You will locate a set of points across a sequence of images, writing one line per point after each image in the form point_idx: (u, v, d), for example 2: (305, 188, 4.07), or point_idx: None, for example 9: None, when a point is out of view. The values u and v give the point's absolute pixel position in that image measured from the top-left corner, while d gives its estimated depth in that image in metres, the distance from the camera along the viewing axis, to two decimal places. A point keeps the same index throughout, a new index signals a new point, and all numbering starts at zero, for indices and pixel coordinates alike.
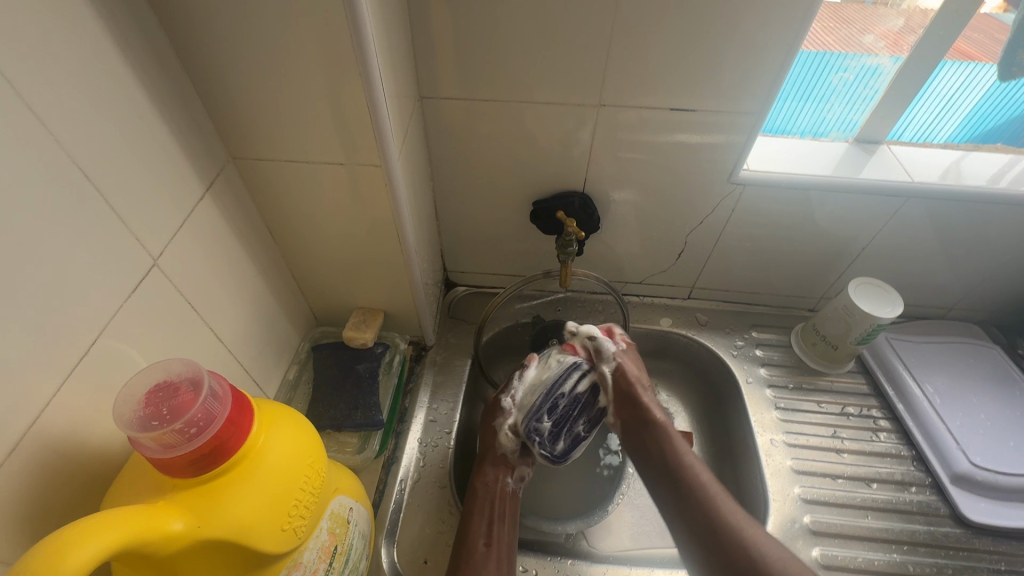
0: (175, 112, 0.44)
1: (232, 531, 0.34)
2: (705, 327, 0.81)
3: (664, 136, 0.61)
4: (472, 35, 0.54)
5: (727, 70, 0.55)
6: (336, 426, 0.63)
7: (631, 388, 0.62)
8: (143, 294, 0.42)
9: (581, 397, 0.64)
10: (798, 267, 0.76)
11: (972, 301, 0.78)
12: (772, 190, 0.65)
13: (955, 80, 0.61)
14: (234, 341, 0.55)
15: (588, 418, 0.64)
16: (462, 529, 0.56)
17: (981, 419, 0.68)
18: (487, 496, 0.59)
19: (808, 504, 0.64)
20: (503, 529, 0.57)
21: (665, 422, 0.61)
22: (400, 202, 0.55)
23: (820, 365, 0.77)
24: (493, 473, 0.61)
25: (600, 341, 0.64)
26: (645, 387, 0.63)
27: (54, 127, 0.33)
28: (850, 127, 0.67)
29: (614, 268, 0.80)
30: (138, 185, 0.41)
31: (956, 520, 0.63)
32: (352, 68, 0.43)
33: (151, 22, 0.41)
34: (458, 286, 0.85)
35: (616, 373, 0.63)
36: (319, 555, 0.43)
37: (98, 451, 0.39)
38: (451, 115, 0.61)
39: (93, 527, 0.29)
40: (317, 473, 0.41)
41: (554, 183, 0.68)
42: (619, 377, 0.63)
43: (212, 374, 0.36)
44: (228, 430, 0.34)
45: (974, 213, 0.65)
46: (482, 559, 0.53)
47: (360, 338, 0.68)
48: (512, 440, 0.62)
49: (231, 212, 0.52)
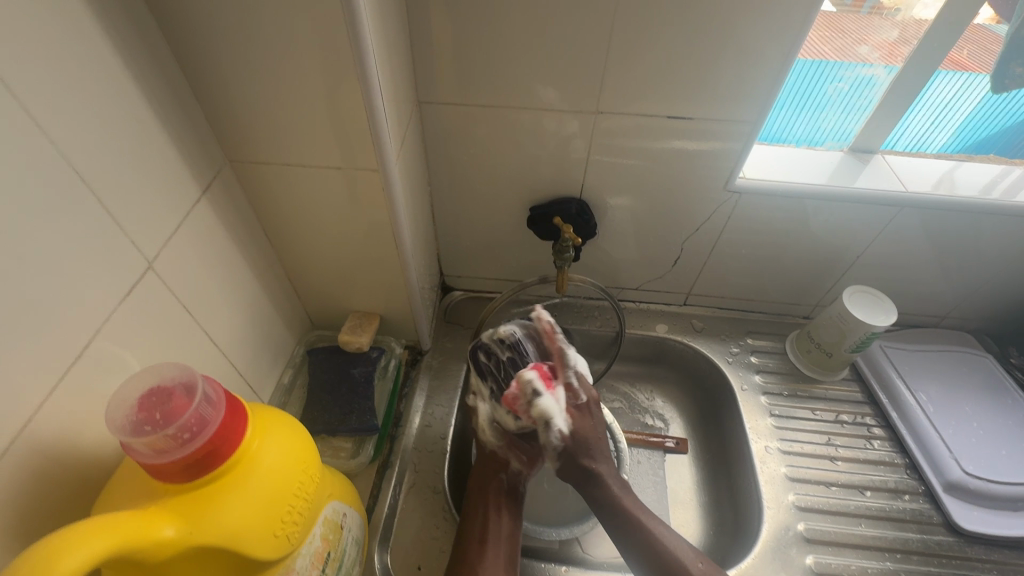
0: (171, 115, 0.44)
1: (227, 537, 0.34)
2: (700, 333, 0.82)
3: (660, 143, 0.61)
4: (470, 41, 0.54)
5: (723, 80, 0.55)
6: (330, 431, 0.63)
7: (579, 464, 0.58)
8: (138, 297, 0.42)
9: (492, 393, 0.63)
10: (792, 275, 0.77)
11: (964, 309, 0.79)
12: (767, 199, 0.65)
13: (949, 89, 0.62)
14: (228, 344, 0.54)
15: (484, 349, 0.64)
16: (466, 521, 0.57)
17: (973, 427, 0.69)
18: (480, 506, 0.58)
19: (802, 512, 0.64)
20: (501, 520, 0.57)
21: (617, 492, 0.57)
22: (398, 206, 0.55)
23: (814, 372, 0.77)
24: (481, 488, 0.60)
25: (553, 427, 0.58)
26: (593, 458, 0.59)
27: (50, 127, 0.33)
28: (845, 137, 0.68)
29: (610, 274, 0.80)
30: (135, 188, 0.40)
31: (949, 529, 0.64)
32: (351, 73, 0.43)
33: (151, 25, 0.41)
34: (454, 290, 0.86)
35: (569, 450, 0.59)
36: (312, 561, 0.43)
37: (90, 457, 0.38)
38: (449, 120, 0.62)
39: (84, 534, 0.29)
40: (310, 478, 0.41)
41: (552, 189, 0.68)
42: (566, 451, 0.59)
43: (206, 378, 0.36)
44: (221, 436, 0.34)
45: (966, 224, 0.65)
46: (478, 549, 0.54)
47: (355, 343, 0.67)
48: (496, 434, 0.62)
49: (227, 215, 0.52)
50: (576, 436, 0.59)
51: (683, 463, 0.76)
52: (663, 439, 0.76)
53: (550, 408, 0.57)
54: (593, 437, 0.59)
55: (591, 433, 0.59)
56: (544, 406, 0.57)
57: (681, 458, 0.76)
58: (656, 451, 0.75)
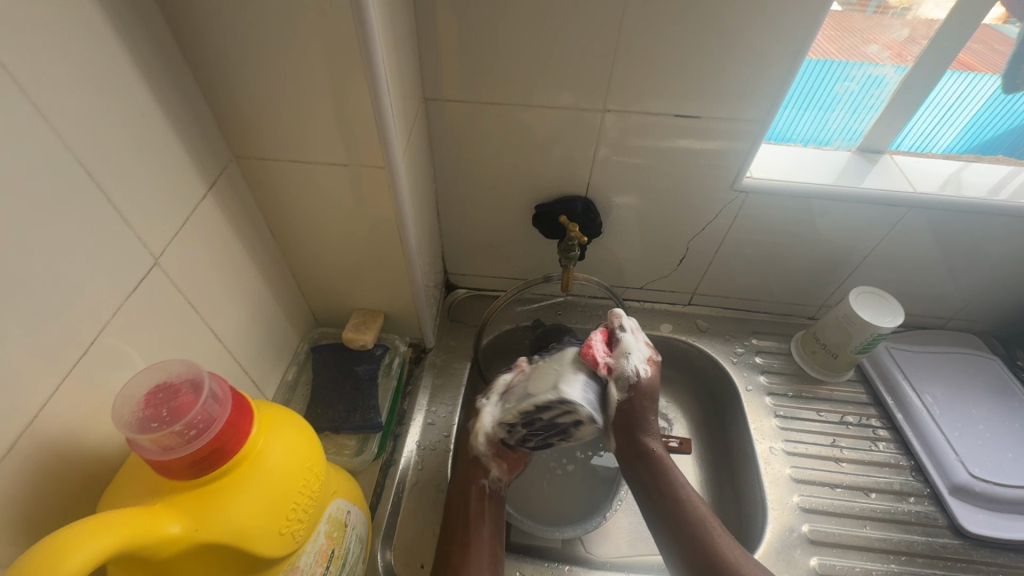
0: (178, 110, 0.43)
1: (231, 535, 0.34)
2: (705, 333, 0.81)
3: (667, 142, 0.61)
4: (478, 38, 0.54)
5: (733, 78, 0.55)
6: (334, 428, 0.63)
7: (638, 420, 0.59)
8: (144, 292, 0.42)
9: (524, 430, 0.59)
10: (798, 275, 0.76)
11: (971, 311, 0.78)
12: (774, 198, 0.65)
13: (955, 90, 0.62)
14: (233, 341, 0.54)
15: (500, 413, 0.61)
16: (447, 530, 0.56)
17: (979, 430, 0.68)
18: (468, 500, 0.58)
19: (806, 513, 0.64)
20: (484, 523, 0.57)
21: (660, 452, 0.59)
22: (403, 204, 0.54)
23: (819, 373, 0.77)
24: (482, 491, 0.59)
25: (631, 361, 0.59)
26: (650, 421, 0.60)
27: (59, 125, 0.33)
28: (854, 137, 0.67)
29: (615, 273, 0.80)
30: (142, 184, 0.40)
31: (954, 531, 0.63)
32: (358, 70, 0.43)
33: (158, 21, 0.41)
34: (458, 288, 0.85)
35: (635, 395, 0.59)
36: (316, 559, 0.42)
37: (96, 452, 0.38)
38: (455, 117, 0.61)
39: (91, 529, 0.28)
40: (315, 476, 0.41)
41: (557, 187, 0.68)
42: (628, 405, 0.59)
43: (212, 376, 0.36)
44: (228, 432, 0.34)
45: (974, 225, 0.65)
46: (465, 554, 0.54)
47: (360, 341, 0.67)
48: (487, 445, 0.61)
49: (232, 211, 0.52)
50: (637, 407, 0.59)
51: (686, 462, 0.76)
52: (667, 439, 0.74)
53: (632, 344, 0.60)
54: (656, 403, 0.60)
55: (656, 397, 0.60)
56: (627, 340, 0.60)
57: (685, 459, 0.76)
58: None
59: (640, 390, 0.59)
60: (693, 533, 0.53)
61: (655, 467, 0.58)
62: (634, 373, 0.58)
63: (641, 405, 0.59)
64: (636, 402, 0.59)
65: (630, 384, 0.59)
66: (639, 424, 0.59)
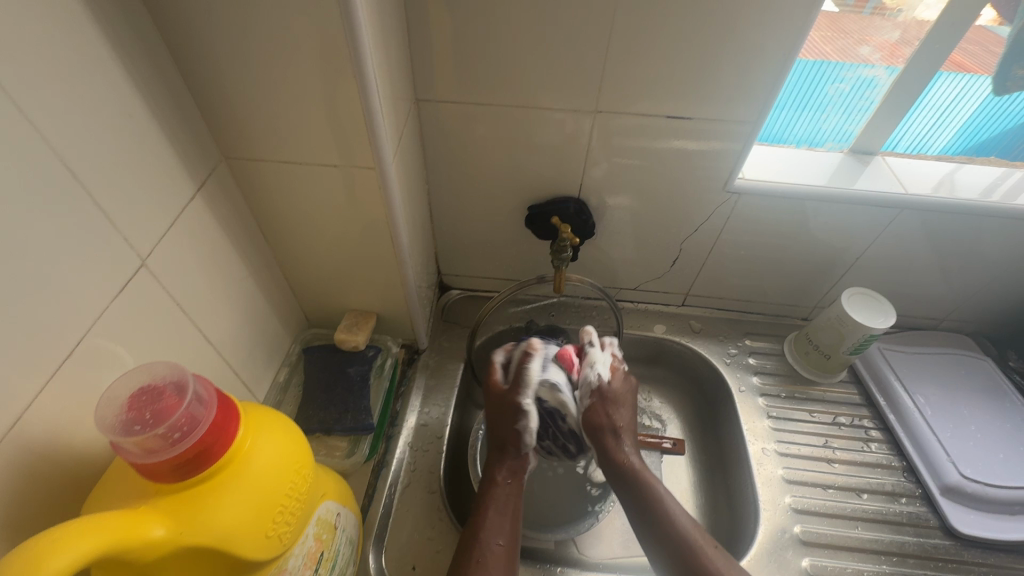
0: (166, 110, 0.43)
1: (217, 537, 0.34)
2: (698, 334, 0.82)
3: (659, 143, 0.61)
4: (470, 38, 0.54)
5: (725, 79, 0.55)
6: (325, 429, 0.63)
7: (602, 427, 0.61)
8: (131, 293, 0.41)
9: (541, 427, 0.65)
10: (791, 276, 0.76)
11: (964, 312, 0.79)
12: (766, 200, 0.65)
13: (951, 90, 0.62)
14: (224, 342, 0.54)
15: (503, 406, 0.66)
16: (470, 532, 0.53)
17: (971, 430, 0.68)
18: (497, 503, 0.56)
19: (799, 514, 0.64)
20: (502, 519, 0.54)
21: (637, 464, 0.58)
22: (394, 204, 0.54)
23: (812, 373, 0.77)
24: (508, 479, 0.58)
25: (595, 368, 0.63)
26: (620, 426, 0.61)
27: (44, 127, 0.33)
28: (845, 138, 0.68)
29: (609, 274, 0.80)
30: (129, 185, 0.40)
31: (946, 532, 0.63)
32: (348, 71, 0.43)
33: (146, 22, 0.40)
34: (452, 289, 0.85)
35: (597, 401, 0.61)
36: (305, 561, 0.42)
37: (82, 455, 0.38)
38: (447, 118, 0.61)
39: (74, 533, 0.28)
40: (303, 478, 0.41)
41: (550, 188, 0.68)
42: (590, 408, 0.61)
43: (197, 377, 0.35)
44: (213, 434, 0.34)
45: (966, 226, 0.65)
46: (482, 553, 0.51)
47: (351, 342, 0.67)
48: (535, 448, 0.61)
49: (222, 211, 0.52)
50: (603, 414, 0.61)
51: (680, 464, 0.75)
52: (660, 440, 0.74)
53: (597, 355, 0.64)
54: (623, 409, 0.62)
55: (621, 404, 0.62)
56: (593, 352, 0.64)
57: (677, 459, 0.76)
58: (653, 452, 0.74)
59: (603, 394, 0.62)
60: (680, 542, 0.51)
61: (632, 477, 0.57)
62: (596, 377, 0.62)
63: (604, 410, 0.61)
64: (600, 406, 0.61)
65: (591, 387, 0.62)
66: (606, 430, 0.60)
